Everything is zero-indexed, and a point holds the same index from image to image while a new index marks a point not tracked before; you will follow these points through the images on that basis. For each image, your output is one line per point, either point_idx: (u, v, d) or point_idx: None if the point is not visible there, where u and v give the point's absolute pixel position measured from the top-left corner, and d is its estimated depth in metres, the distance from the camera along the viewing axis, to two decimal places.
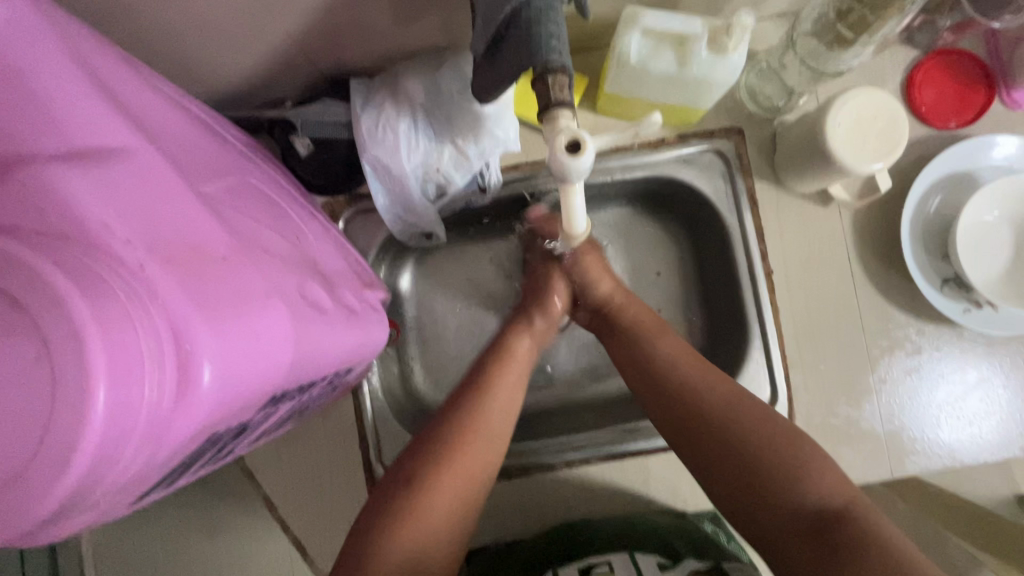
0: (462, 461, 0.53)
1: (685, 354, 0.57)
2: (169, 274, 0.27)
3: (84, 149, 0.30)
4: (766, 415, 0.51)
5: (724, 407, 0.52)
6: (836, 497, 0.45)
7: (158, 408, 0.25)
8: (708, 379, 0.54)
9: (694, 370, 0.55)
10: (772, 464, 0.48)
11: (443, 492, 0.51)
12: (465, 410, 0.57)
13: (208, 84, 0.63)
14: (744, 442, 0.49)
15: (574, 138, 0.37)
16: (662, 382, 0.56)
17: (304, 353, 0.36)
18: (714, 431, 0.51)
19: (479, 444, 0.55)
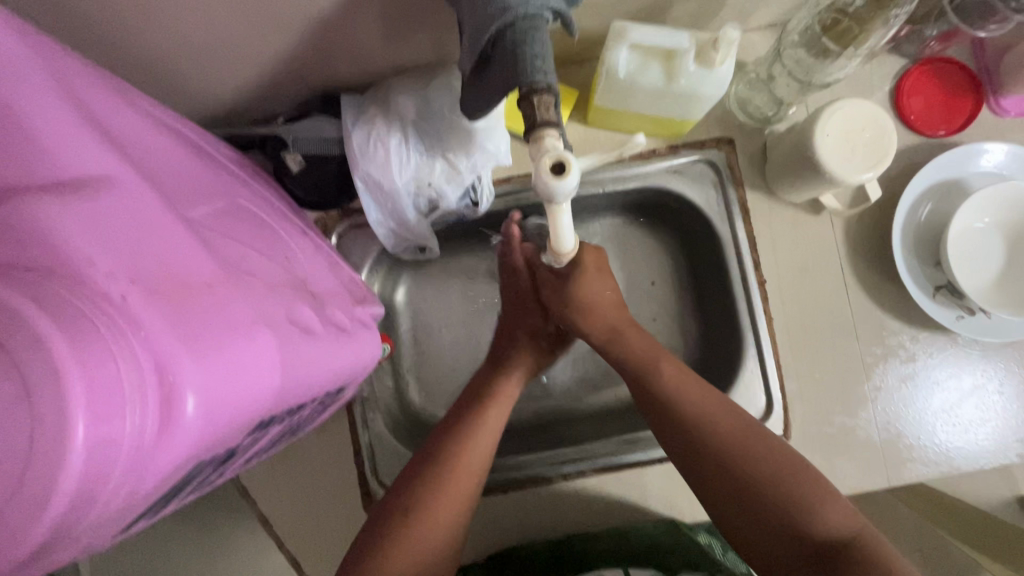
0: (451, 482, 0.55)
1: (687, 381, 0.55)
2: (152, 305, 0.27)
3: (69, 178, 0.30)
4: (770, 444, 0.50)
5: (729, 441, 0.50)
6: (842, 528, 0.45)
7: (141, 442, 0.25)
8: (712, 409, 0.53)
9: (697, 398, 0.54)
10: (778, 499, 0.47)
11: (438, 514, 0.53)
12: (456, 433, 0.59)
13: (200, 103, 0.63)
14: (749, 475, 0.48)
15: (559, 159, 0.37)
16: (663, 410, 0.54)
17: (294, 378, 0.36)
18: (720, 458, 0.50)
19: (466, 467, 0.56)
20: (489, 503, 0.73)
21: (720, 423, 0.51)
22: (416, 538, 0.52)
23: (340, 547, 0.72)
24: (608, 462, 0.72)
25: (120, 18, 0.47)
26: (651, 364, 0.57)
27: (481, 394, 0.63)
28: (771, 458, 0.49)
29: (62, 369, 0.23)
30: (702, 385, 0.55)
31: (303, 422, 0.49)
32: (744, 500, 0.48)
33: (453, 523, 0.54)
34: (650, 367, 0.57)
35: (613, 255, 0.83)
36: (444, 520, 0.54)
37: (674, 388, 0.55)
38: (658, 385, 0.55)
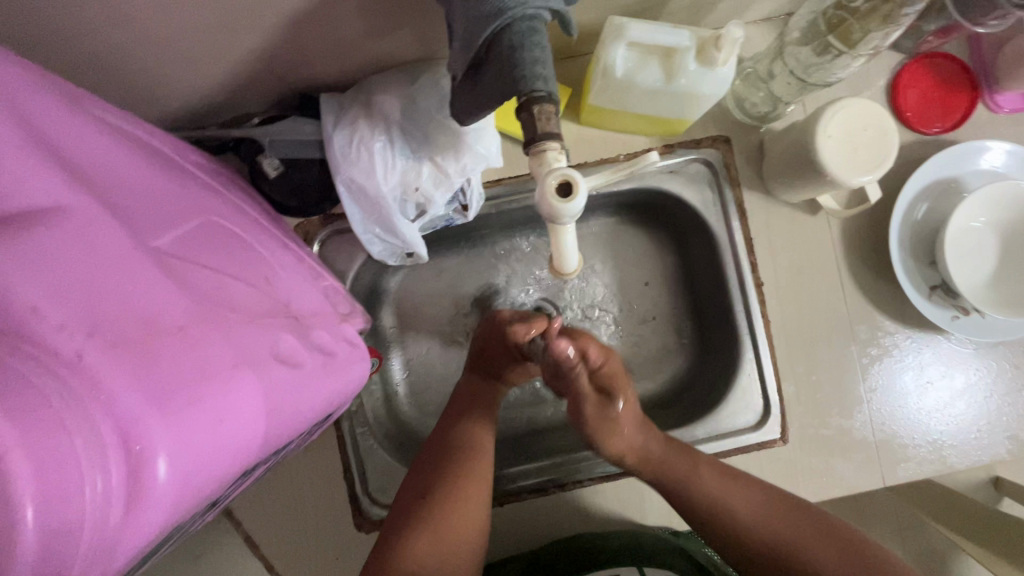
0: (464, 475, 0.57)
1: (732, 486, 0.56)
2: (114, 361, 0.24)
3: (12, 213, 0.26)
4: (824, 522, 0.54)
5: (791, 539, 0.53)
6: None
7: (105, 519, 0.22)
8: (763, 514, 0.55)
9: (742, 501, 0.55)
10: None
11: (459, 505, 0.56)
12: (456, 442, 0.60)
13: (165, 105, 0.59)
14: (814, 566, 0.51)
15: (565, 179, 0.35)
16: (715, 519, 0.55)
17: (278, 421, 0.33)
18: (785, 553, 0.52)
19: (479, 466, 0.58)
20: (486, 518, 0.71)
21: (774, 521, 0.54)
22: (440, 526, 0.54)
23: (331, 566, 0.69)
24: (611, 470, 0.70)
25: (68, 16, 0.42)
26: (692, 478, 0.57)
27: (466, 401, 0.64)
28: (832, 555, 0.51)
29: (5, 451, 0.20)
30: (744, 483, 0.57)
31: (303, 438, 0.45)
32: None
33: (474, 517, 0.56)
34: (680, 481, 0.57)
35: (606, 256, 0.81)
36: (456, 521, 0.55)
37: (724, 500, 0.56)
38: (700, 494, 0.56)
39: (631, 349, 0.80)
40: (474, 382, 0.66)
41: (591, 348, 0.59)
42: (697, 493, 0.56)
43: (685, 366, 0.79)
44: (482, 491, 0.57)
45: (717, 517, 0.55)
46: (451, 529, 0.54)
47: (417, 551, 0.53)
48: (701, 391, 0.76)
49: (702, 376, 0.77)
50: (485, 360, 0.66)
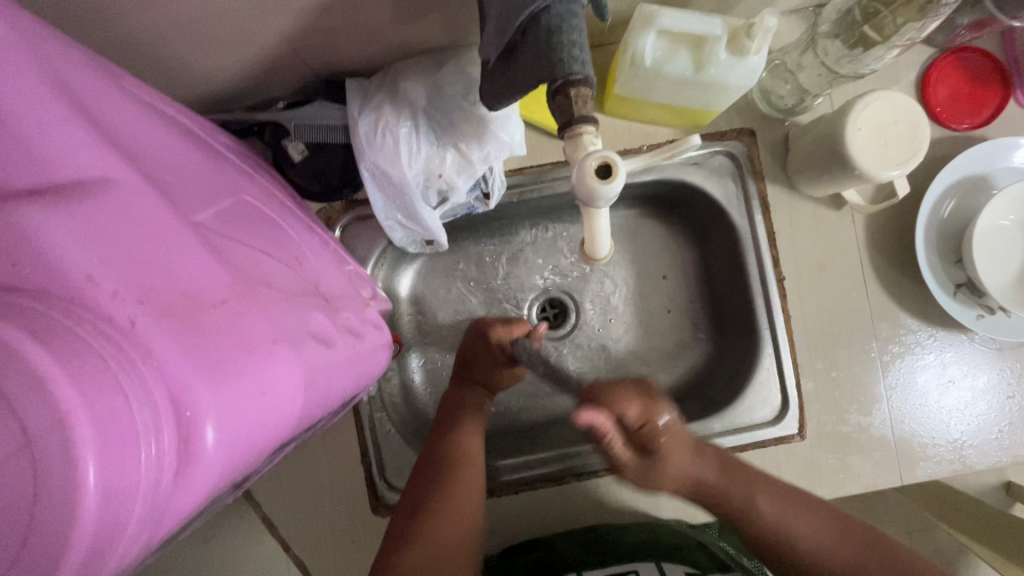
0: (452, 484, 0.59)
1: (791, 509, 0.56)
2: (163, 328, 0.24)
3: (62, 183, 0.27)
4: (855, 527, 0.56)
5: (837, 551, 0.54)
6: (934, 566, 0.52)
7: (159, 483, 0.22)
8: (828, 544, 0.54)
9: (804, 529, 0.55)
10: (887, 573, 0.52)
11: (447, 512, 0.57)
12: (452, 449, 0.62)
13: (195, 87, 0.59)
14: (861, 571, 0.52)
15: (604, 161, 0.35)
16: (774, 548, 0.56)
17: (313, 396, 0.33)
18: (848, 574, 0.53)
19: (468, 474, 0.60)
20: (501, 505, 0.71)
21: (838, 551, 0.54)
22: (432, 533, 0.55)
23: (347, 550, 0.70)
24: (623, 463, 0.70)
25: None
26: (752, 495, 0.58)
27: (458, 408, 0.66)
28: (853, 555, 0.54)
29: (68, 413, 0.20)
30: (801, 510, 0.57)
31: (323, 421, 0.45)
32: None
33: (466, 522, 0.57)
34: (742, 507, 0.57)
35: (625, 248, 0.81)
36: (455, 519, 0.57)
37: (781, 523, 0.56)
38: (759, 516, 0.56)
39: (650, 341, 0.80)
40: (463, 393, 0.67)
41: (629, 412, 0.51)
42: (759, 525, 0.57)
43: (702, 360, 0.79)
44: (479, 491, 0.60)
45: (780, 548, 0.56)
46: (442, 534, 0.55)
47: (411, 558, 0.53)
48: (718, 385, 0.76)
49: (719, 370, 0.77)
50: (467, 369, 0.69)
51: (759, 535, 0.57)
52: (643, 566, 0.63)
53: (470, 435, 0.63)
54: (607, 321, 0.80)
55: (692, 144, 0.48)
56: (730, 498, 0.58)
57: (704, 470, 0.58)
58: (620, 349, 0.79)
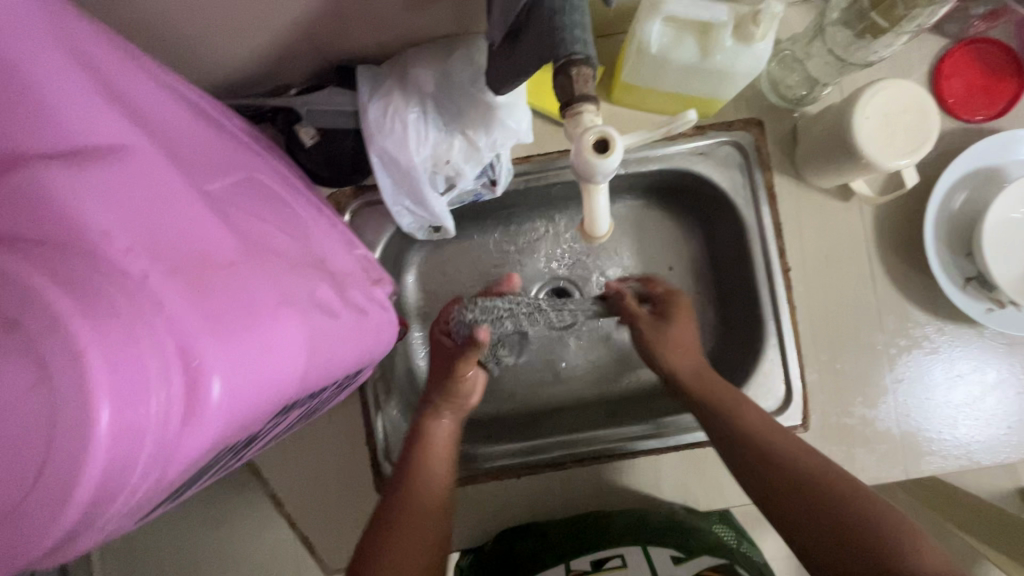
0: (416, 496, 0.57)
1: (770, 427, 0.56)
2: (172, 283, 0.25)
3: (81, 147, 0.28)
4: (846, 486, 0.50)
5: (812, 484, 0.50)
6: None
7: (166, 429, 0.23)
8: (798, 457, 0.53)
9: (773, 445, 0.54)
10: (876, 536, 0.46)
11: (409, 526, 0.55)
12: (415, 488, 0.57)
13: (211, 73, 0.61)
14: (840, 515, 0.48)
15: (602, 136, 0.37)
16: (752, 464, 0.54)
17: (317, 360, 0.34)
18: (828, 517, 0.48)
19: (431, 486, 0.58)
20: (502, 488, 0.72)
21: (807, 475, 0.51)
22: (395, 545, 0.54)
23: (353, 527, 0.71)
24: (626, 449, 0.70)
25: None
26: (737, 408, 0.57)
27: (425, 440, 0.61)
28: (818, 490, 0.50)
29: (82, 352, 0.21)
30: (775, 430, 0.56)
31: (320, 405, 0.47)
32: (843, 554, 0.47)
33: (430, 535, 0.56)
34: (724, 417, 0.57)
35: (632, 238, 0.81)
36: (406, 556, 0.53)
37: (758, 437, 0.55)
38: (739, 426, 0.56)
39: None
40: (433, 427, 0.62)
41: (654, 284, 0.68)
42: (741, 439, 0.55)
43: (707, 351, 0.79)
44: (438, 527, 0.57)
45: (756, 469, 0.53)
46: (405, 548, 0.54)
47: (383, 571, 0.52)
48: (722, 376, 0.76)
49: (724, 362, 0.77)
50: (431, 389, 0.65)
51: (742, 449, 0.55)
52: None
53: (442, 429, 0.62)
54: None
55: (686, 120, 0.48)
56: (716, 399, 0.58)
57: (692, 368, 0.62)
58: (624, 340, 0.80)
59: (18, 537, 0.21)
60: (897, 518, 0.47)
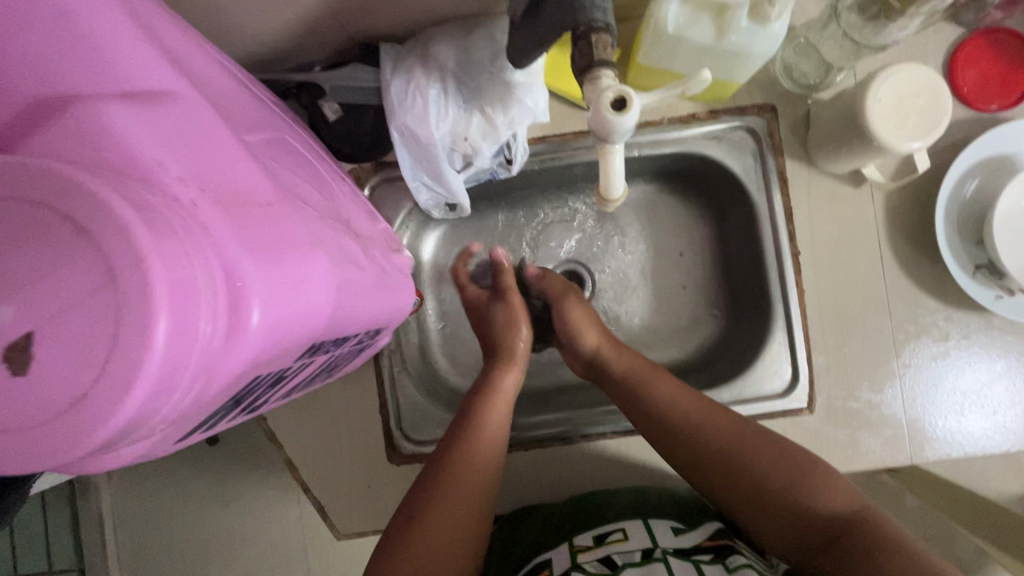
0: (471, 467, 0.58)
1: (681, 393, 0.62)
2: (218, 211, 0.27)
3: (135, 91, 0.30)
4: (760, 438, 0.58)
5: (730, 440, 0.58)
6: (845, 509, 0.52)
7: (212, 341, 0.25)
8: (704, 415, 0.60)
9: (683, 408, 0.60)
10: (783, 485, 0.55)
11: (459, 496, 0.56)
12: (472, 454, 0.59)
13: (242, 46, 0.63)
14: (755, 469, 0.56)
15: (620, 95, 0.38)
16: (666, 427, 0.61)
17: (344, 305, 0.36)
18: (741, 471, 0.57)
19: (485, 457, 0.59)
20: (511, 462, 0.74)
21: (718, 433, 0.59)
22: (448, 512, 0.55)
23: (364, 494, 0.73)
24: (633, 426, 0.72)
25: None
26: (649, 381, 0.63)
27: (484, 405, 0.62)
28: (742, 454, 0.57)
29: (144, 259, 0.23)
30: (684, 393, 0.62)
31: (338, 362, 0.50)
32: (754, 498, 0.56)
33: (478, 505, 0.58)
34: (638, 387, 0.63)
35: (643, 223, 0.83)
36: (454, 512, 0.56)
37: (669, 402, 0.61)
38: (656, 402, 0.61)
39: (664, 313, 0.81)
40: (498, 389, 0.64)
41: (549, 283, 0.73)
42: (659, 407, 0.61)
43: (715, 334, 0.80)
44: (485, 489, 0.59)
45: (672, 431, 0.60)
46: (456, 516, 0.56)
47: (433, 537, 0.54)
48: (729, 358, 0.77)
49: (732, 344, 0.78)
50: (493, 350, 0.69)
51: (660, 418, 0.61)
52: (630, 525, 0.63)
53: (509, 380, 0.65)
54: (621, 294, 0.82)
55: (702, 81, 0.47)
56: (627, 375, 0.64)
57: (603, 347, 0.67)
58: (633, 322, 0.81)
59: (78, 427, 0.23)
60: (804, 463, 0.56)
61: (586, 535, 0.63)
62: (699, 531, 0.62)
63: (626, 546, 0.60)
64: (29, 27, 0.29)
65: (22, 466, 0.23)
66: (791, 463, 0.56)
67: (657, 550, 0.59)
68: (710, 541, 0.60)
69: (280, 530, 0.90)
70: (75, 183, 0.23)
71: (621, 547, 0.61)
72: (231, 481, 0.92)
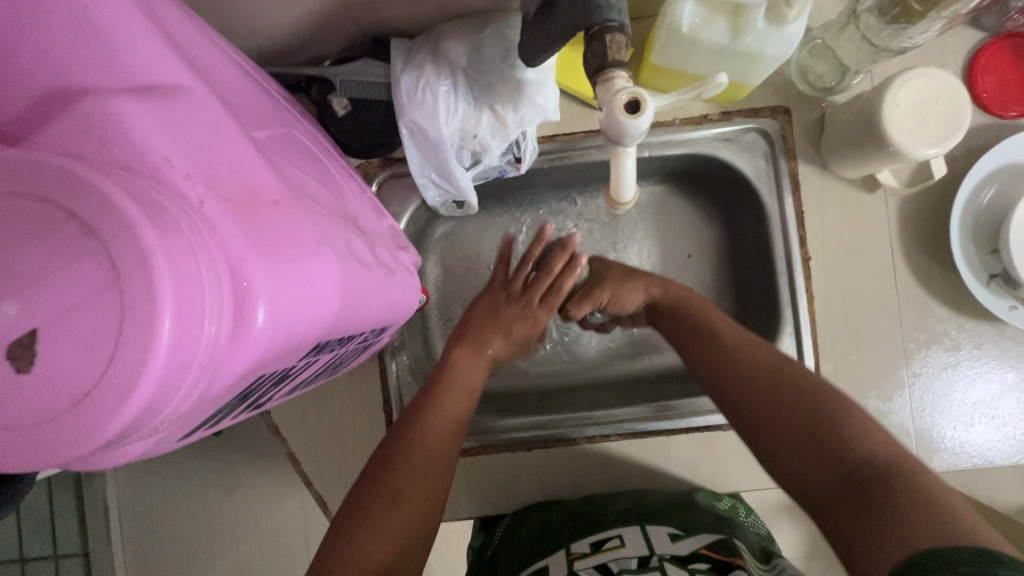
0: (421, 442, 0.54)
1: (732, 329, 0.58)
2: (225, 210, 0.27)
3: (145, 86, 0.30)
4: (805, 379, 0.51)
5: (766, 377, 0.52)
6: (881, 455, 0.42)
7: (216, 341, 0.25)
8: (750, 352, 0.55)
9: (732, 341, 0.57)
10: (814, 423, 0.47)
11: (408, 470, 0.51)
12: (421, 434, 0.55)
13: (252, 39, 0.63)
14: (788, 408, 0.49)
15: (635, 97, 0.38)
16: (706, 359, 0.57)
17: (350, 304, 0.36)
18: (772, 407, 0.50)
19: (435, 432, 0.55)
20: (513, 461, 0.74)
21: (753, 368, 0.53)
22: (395, 484, 0.50)
23: None
24: (637, 429, 0.72)
25: None
26: (700, 312, 0.62)
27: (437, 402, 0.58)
28: (781, 386, 0.51)
29: (150, 258, 0.23)
30: (737, 329, 0.58)
31: (343, 360, 0.50)
32: (784, 437, 0.48)
33: (430, 482, 0.52)
34: (688, 319, 0.62)
35: (652, 222, 0.82)
36: (407, 483, 0.51)
37: (719, 336, 0.58)
38: (711, 326, 0.59)
39: None
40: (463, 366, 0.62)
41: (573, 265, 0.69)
42: (709, 338, 0.58)
43: None
44: (443, 475, 0.54)
45: (714, 363, 0.56)
46: (406, 491, 0.50)
47: (376, 512, 0.48)
48: None
49: None
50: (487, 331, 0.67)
51: (709, 346, 0.58)
52: (628, 533, 0.62)
53: (476, 367, 0.63)
54: None
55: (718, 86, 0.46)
56: (679, 301, 0.64)
57: (649, 290, 0.67)
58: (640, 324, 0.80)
59: (81, 426, 0.22)
60: (847, 406, 0.47)
61: (583, 543, 0.62)
62: (699, 540, 0.59)
63: (623, 552, 0.58)
64: (41, 19, 0.29)
65: (27, 464, 0.23)
66: (833, 403, 0.48)
67: (652, 557, 0.56)
68: (710, 551, 0.56)
69: (283, 520, 0.90)
70: (83, 180, 0.23)
71: (615, 556, 0.58)
72: (234, 471, 0.92)
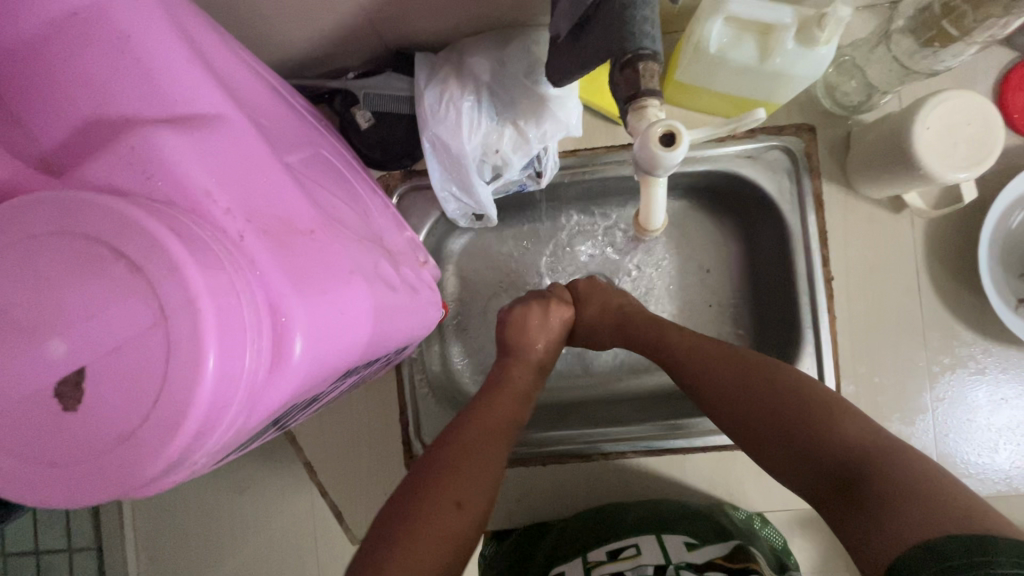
0: (468, 449, 0.52)
1: (695, 337, 0.58)
2: (264, 244, 0.27)
3: (184, 115, 0.30)
4: (776, 377, 0.51)
5: (739, 383, 0.52)
6: (861, 443, 0.44)
7: (257, 377, 0.25)
8: (713, 359, 0.55)
9: (698, 350, 0.57)
10: (794, 424, 0.47)
11: (461, 478, 0.49)
12: (465, 434, 0.54)
13: (279, 52, 0.63)
14: (766, 412, 0.49)
15: (669, 130, 0.37)
16: (680, 371, 0.57)
17: (379, 327, 0.36)
18: (754, 416, 0.50)
19: (482, 437, 0.54)
20: (529, 474, 0.74)
21: (724, 374, 0.53)
22: (445, 490, 0.48)
23: (378, 493, 0.73)
24: (655, 446, 0.70)
25: None
26: (664, 323, 0.61)
27: (469, 419, 0.56)
28: (756, 391, 0.51)
29: (195, 298, 0.23)
30: (697, 336, 0.58)
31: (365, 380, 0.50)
32: (775, 444, 0.48)
33: (480, 491, 0.50)
34: (654, 329, 0.61)
35: (672, 236, 0.81)
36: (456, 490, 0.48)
37: (685, 347, 0.58)
38: (669, 341, 0.59)
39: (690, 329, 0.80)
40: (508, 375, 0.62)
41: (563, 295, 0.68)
42: (675, 352, 0.58)
43: None
44: (493, 482, 0.51)
45: (687, 376, 0.56)
46: (455, 499, 0.47)
47: (427, 523, 0.45)
48: None
49: None
50: (523, 346, 0.64)
51: (678, 361, 0.57)
52: (644, 541, 0.63)
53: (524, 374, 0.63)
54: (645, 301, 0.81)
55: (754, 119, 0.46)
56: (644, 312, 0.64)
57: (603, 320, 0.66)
58: None
59: (129, 463, 0.23)
60: (824, 396, 0.48)
61: (600, 551, 0.64)
62: (714, 549, 0.60)
63: (638, 562, 0.60)
64: (86, 50, 0.30)
65: (74, 496, 0.24)
66: (809, 399, 0.48)
67: (669, 565, 0.59)
68: (726, 560, 0.57)
69: (294, 521, 0.91)
70: (130, 220, 0.23)
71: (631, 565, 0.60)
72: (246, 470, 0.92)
